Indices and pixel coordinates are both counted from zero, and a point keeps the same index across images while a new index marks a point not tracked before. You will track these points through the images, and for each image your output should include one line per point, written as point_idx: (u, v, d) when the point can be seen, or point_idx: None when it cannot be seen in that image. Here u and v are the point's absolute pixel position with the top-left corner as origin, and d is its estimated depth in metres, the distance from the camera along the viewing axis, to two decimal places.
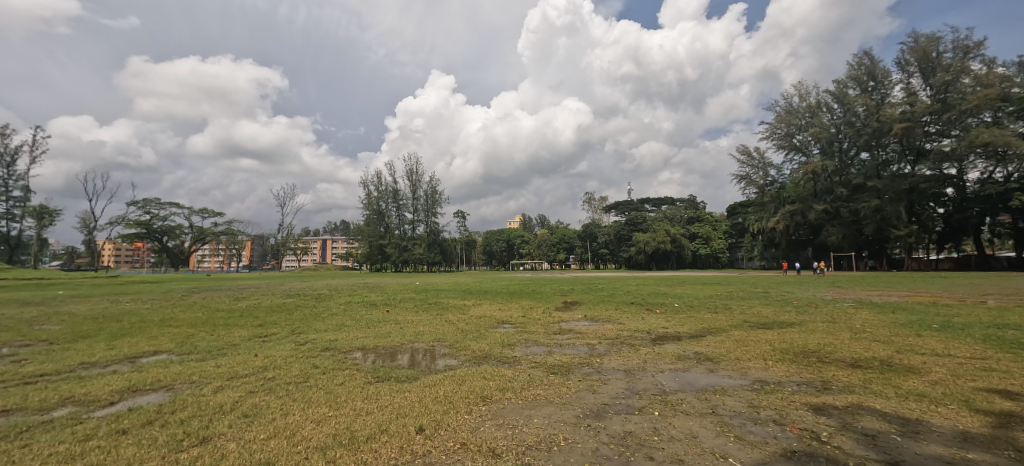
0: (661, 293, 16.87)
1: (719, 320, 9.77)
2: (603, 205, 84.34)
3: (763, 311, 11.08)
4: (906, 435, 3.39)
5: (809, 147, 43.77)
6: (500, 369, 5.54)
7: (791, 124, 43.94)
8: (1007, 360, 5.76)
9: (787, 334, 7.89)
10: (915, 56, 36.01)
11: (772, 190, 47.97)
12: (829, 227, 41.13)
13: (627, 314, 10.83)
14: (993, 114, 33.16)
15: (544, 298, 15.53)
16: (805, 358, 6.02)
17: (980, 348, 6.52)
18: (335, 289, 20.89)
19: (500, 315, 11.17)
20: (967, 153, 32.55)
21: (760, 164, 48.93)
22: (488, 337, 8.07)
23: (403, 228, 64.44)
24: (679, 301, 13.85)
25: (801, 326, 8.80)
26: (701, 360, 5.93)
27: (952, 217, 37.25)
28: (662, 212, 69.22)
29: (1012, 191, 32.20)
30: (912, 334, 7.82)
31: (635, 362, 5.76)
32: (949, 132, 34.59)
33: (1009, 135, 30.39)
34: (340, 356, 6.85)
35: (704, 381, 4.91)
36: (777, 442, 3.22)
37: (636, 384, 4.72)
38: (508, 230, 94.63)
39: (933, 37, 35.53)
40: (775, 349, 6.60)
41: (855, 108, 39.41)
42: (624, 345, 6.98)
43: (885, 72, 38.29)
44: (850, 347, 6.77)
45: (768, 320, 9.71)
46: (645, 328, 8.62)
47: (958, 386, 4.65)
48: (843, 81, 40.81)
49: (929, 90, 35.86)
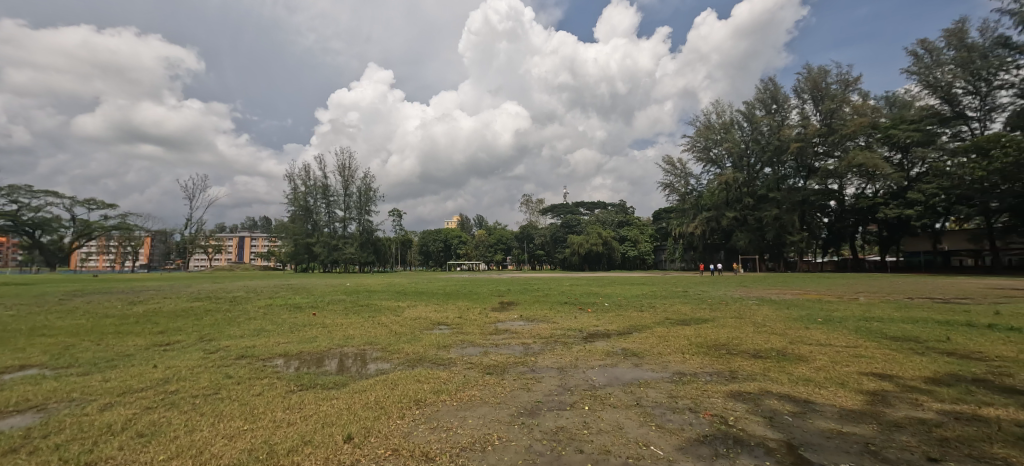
0: (591, 293, 17.70)
1: (644, 318, 10.42)
2: (539, 207, 86.38)
3: (682, 309, 12.03)
4: (796, 415, 3.88)
5: (723, 160, 48.11)
6: (434, 372, 5.43)
7: (709, 138, 48.26)
8: (872, 348, 6.79)
9: (701, 329, 8.65)
10: (808, 85, 41.08)
11: (692, 197, 52.30)
12: (739, 233, 45.72)
13: (560, 313, 11.22)
14: (866, 138, 38.84)
15: (480, 298, 15.60)
16: (716, 350, 6.65)
17: (852, 338, 7.63)
18: (253, 292, 19.29)
19: (434, 316, 11.00)
20: (846, 172, 37.94)
21: (681, 174, 53.24)
22: (422, 339, 7.93)
23: (333, 226, 61.13)
24: (608, 300, 14.63)
25: (713, 322, 9.65)
26: (627, 356, 6.28)
27: (834, 226, 43.05)
28: (595, 216, 72.46)
29: (878, 206, 38.04)
30: (802, 327, 8.93)
31: (567, 360, 5.96)
32: (833, 154, 40.01)
33: (877, 157, 35.75)
34: (258, 364, 6.33)
35: (630, 375, 5.22)
36: (692, 429, 3.51)
37: (568, 382, 4.89)
38: (445, 230, 93.52)
39: (821, 70, 40.83)
40: (691, 343, 7.20)
41: (761, 128, 44.18)
42: (557, 344, 7.18)
43: (784, 97, 43.17)
44: (752, 339, 7.59)
45: (685, 316, 10.54)
46: (578, 327, 8.96)
47: (837, 371, 5.41)
48: (751, 103, 45.52)
49: (818, 115, 41.12)
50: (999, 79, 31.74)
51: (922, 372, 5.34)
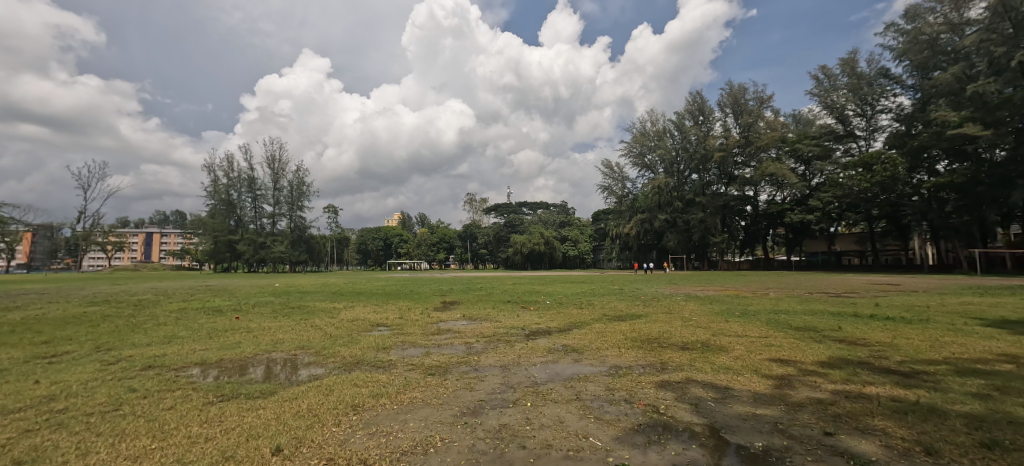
0: (533, 292, 18.00)
1: (583, 315, 10.81)
2: (483, 206, 86.34)
3: (618, 306, 12.64)
4: (718, 400, 4.24)
5: (656, 166, 51.17)
6: (373, 375, 5.24)
7: (644, 145, 51.10)
8: (781, 338, 7.58)
9: (636, 325, 9.13)
10: (730, 100, 44.84)
11: (627, 200, 55.10)
12: (669, 234, 48.97)
13: (503, 312, 11.32)
14: (777, 151, 43.19)
15: (422, 298, 15.29)
16: (649, 344, 7.06)
17: (764, 329, 8.46)
18: (164, 294, 17.37)
19: (373, 317, 10.62)
20: (760, 181, 41.98)
21: (618, 177, 55.88)
22: (360, 341, 7.61)
23: (260, 222, 56.81)
24: (550, 299, 14.99)
25: (646, 318, 10.23)
26: (567, 352, 6.47)
27: (749, 229, 47.44)
28: (537, 216, 73.82)
29: (786, 211, 42.54)
30: (723, 320, 9.76)
31: (510, 358, 6.02)
32: (750, 164, 44.09)
33: (785, 168, 39.91)
34: (169, 375, 5.71)
35: (570, 370, 5.39)
36: (627, 419, 3.70)
37: (511, 379, 4.94)
38: (385, 228, 90.44)
39: (741, 87, 44.76)
40: (627, 338, 7.59)
41: (689, 137, 47.54)
42: (500, 343, 7.23)
43: (710, 110, 46.78)
44: (680, 333, 8.15)
45: (621, 313, 11.08)
46: (520, 325, 9.09)
47: (753, 359, 5.96)
48: (681, 114, 48.79)
49: (737, 128, 45.02)
50: (881, 104, 36.79)
51: (819, 357, 6.07)
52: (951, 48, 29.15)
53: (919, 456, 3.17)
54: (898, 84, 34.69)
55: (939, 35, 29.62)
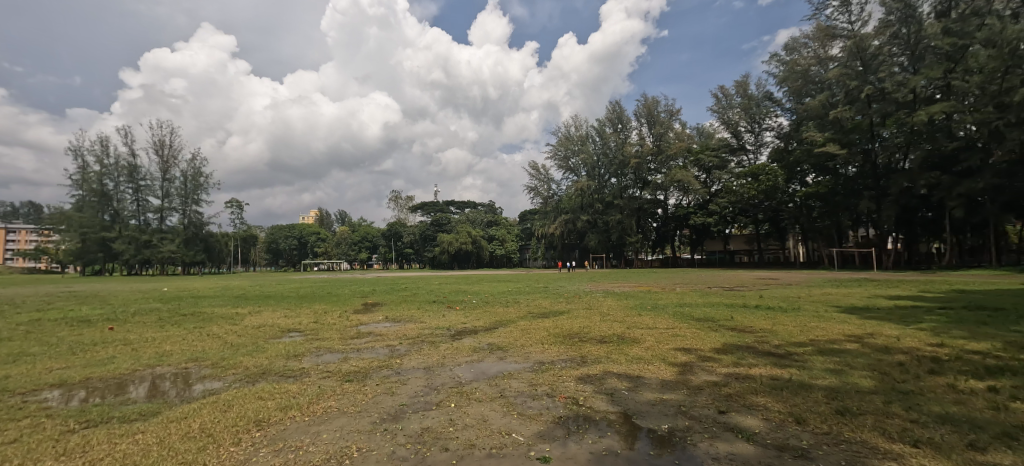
0: (459, 291, 17.85)
1: (509, 312, 10.97)
2: (409, 204, 83.80)
3: (542, 303, 13.01)
4: (631, 389, 4.55)
5: (579, 169, 53.60)
6: (282, 386, 4.82)
7: (568, 149, 53.25)
8: (686, 328, 8.34)
9: (559, 321, 9.47)
10: (644, 111, 48.32)
11: (552, 201, 57.08)
12: (590, 234, 51.63)
13: (428, 312, 11.10)
14: (684, 159, 47.46)
15: (340, 300, 14.43)
16: (570, 339, 7.37)
17: (672, 321, 9.26)
18: (10, 303, 14.39)
19: (284, 323, 9.78)
20: (669, 186, 45.89)
21: (544, 179, 57.68)
22: (267, 349, 6.97)
23: (144, 217, 49.55)
24: (475, 298, 14.98)
25: (568, 314, 10.68)
26: (492, 350, 6.52)
27: (660, 230, 51.62)
28: (465, 215, 73.42)
29: (691, 214, 46.98)
30: (637, 314, 10.51)
31: (434, 359, 5.91)
32: (661, 170, 47.98)
33: (690, 175, 44.05)
34: (15, 402, 4.73)
35: (495, 368, 5.42)
36: (549, 412, 3.82)
37: (435, 381, 4.84)
38: (300, 226, 83.92)
39: (654, 99, 48.46)
40: (550, 334, 7.86)
41: (609, 143, 50.46)
42: (424, 344, 7.07)
43: (627, 119, 49.96)
44: (599, 327, 8.62)
45: (544, 310, 11.44)
46: (445, 325, 8.97)
47: (661, 349, 6.50)
48: (602, 121, 51.57)
49: (651, 137, 48.68)
50: (766, 123, 42.14)
51: (715, 344, 6.79)
52: (819, 78, 34.23)
53: (792, 425, 3.67)
54: (779, 106, 40.00)
55: (810, 67, 34.24)
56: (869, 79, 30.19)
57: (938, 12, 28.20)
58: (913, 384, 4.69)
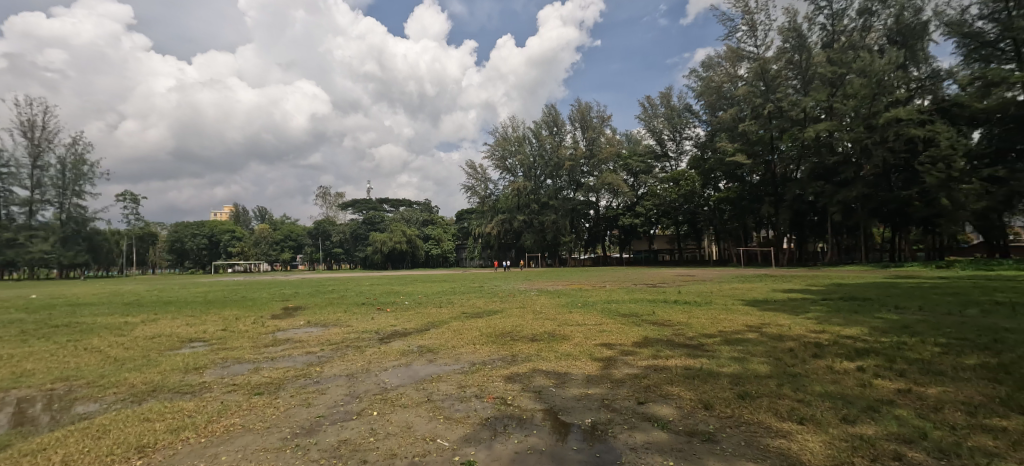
0: (391, 292, 17.23)
1: (442, 313, 10.79)
2: (338, 201, 79.43)
3: (476, 303, 12.97)
4: (557, 385, 4.68)
5: (516, 170, 54.31)
6: (176, 404, 4.29)
7: (505, 149, 53.72)
8: (611, 324, 8.76)
9: (492, 320, 9.50)
10: (578, 116, 50.07)
11: (489, 201, 57.32)
12: (526, 234, 52.60)
13: (355, 315, 10.56)
14: (614, 163, 49.90)
15: (257, 305, 13.27)
16: (502, 338, 7.41)
17: (600, 317, 9.67)
18: None
19: (186, 331, 8.75)
20: (600, 188, 48.00)
21: (481, 178, 57.71)
22: (162, 363, 6.18)
23: (6, 210, 41.94)
24: (409, 299, 14.53)
25: (501, 313, 10.75)
26: (422, 353, 6.36)
27: (592, 230, 53.84)
28: (399, 214, 71.15)
29: (620, 215, 49.60)
30: (568, 311, 10.85)
31: (358, 365, 5.62)
32: (594, 173, 50.09)
33: (620, 178, 46.45)
34: None
35: (423, 372, 5.29)
36: (475, 415, 3.79)
37: (358, 388, 4.60)
38: (212, 223, 76.09)
39: (587, 105, 50.40)
40: (482, 334, 7.84)
41: (545, 146, 51.60)
42: (349, 349, 6.72)
43: (562, 122, 51.47)
44: (531, 325, 8.77)
45: (479, 310, 11.39)
46: (373, 328, 8.60)
47: (588, 344, 6.76)
48: (538, 123, 52.62)
49: (584, 141, 50.56)
50: (686, 132, 45.66)
51: (637, 338, 7.21)
52: (730, 94, 37.72)
53: (700, 411, 3.98)
54: (697, 118, 43.50)
55: (722, 84, 37.61)
56: (771, 97, 33.86)
57: (824, 42, 32.34)
58: (799, 368, 5.33)
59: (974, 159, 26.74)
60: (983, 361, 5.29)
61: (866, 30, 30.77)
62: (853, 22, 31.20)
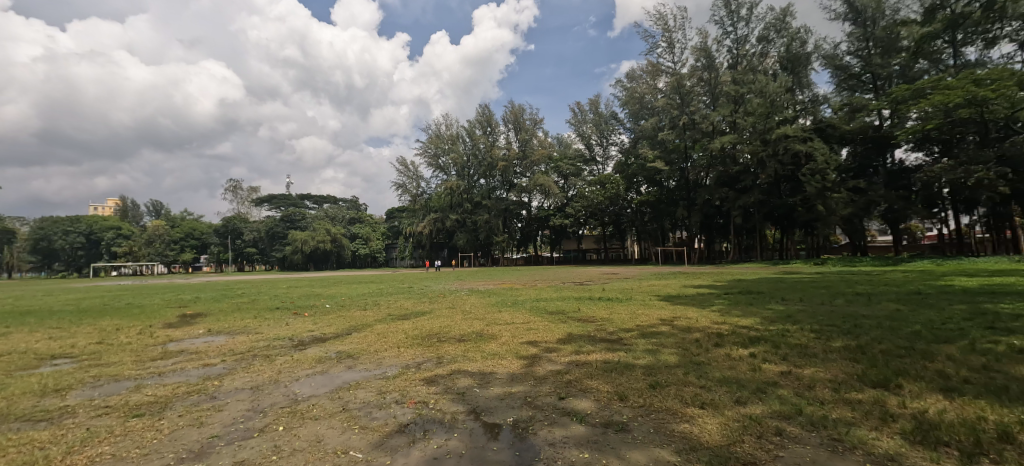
0: (311, 295, 16.08)
1: (366, 316, 10.29)
2: (252, 196, 72.69)
3: (404, 304, 12.55)
4: (482, 385, 4.67)
5: (449, 168, 53.68)
6: (26, 436, 3.60)
7: (438, 147, 52.85)
8: (539, 322, 8.96)
9: (419, 322, 9.26)
10: (511, 117, 50.65)
11: (421, 199, 56.18)
12: (459, 234, 52.20)
13: (267, 321, 9.69)
14: (546, 165, 51.20)
15: (147, 312, 11.66)
16: (428, 340, 7.25)
17: (528, 316, 9.85)
18: None
19: (48, 347, 7.41)
20: (532, 189, 48.98)
21: (413, 176, 56.29)
22: (12, 387, 5.18)
23: None
24: (330, 302, 13.68)
25: (430, 314, 10.52)
26: (340, 359, 6.02)
27: (524, 230, 54.80)
28: (323, 211, 66.90)
29: (551, 216, 51.09)
30: (497, 311, 10.91)
31: (266, 376, 5.17)
32: (526, 174, 50.98)
33: (551, 180, 47.77)
34: None
35: (340, 379, 4.99)
36: (394, 421, 3.65)
37: (263, 402, 4.22)
38: (93, 219, 65.78)
39: (520, 107, 51.20)
40: (408, 336, 7.61)
41: (478, 145, 51.45)
42: (256, 358, 6.15)
43: (496, 123, 51.72)
44: (459, 325, 8.68)
45: (406, 311, 11.05)
46: (286, 334, 7.95)
47: (514, 343, 6.84)
48: (472, 123, 52.37)
49: (516, 142, 51.23)
50: (612, 138, 48.20)
51: (562, 335, 7.44)
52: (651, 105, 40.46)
53: (616, 403, 4.20)
54: (622, 125, 46.11)
55: (644, 96, 40.33)
56: (686, 110, 36.90)
57: (730, 63, 35.91)
58: (703, 356, 5.86)
59: (843, 172, 31.42)
60: (845, 343, 6.21)
61: (763, 55, 34.70)
62: (753, 48, 35.01)
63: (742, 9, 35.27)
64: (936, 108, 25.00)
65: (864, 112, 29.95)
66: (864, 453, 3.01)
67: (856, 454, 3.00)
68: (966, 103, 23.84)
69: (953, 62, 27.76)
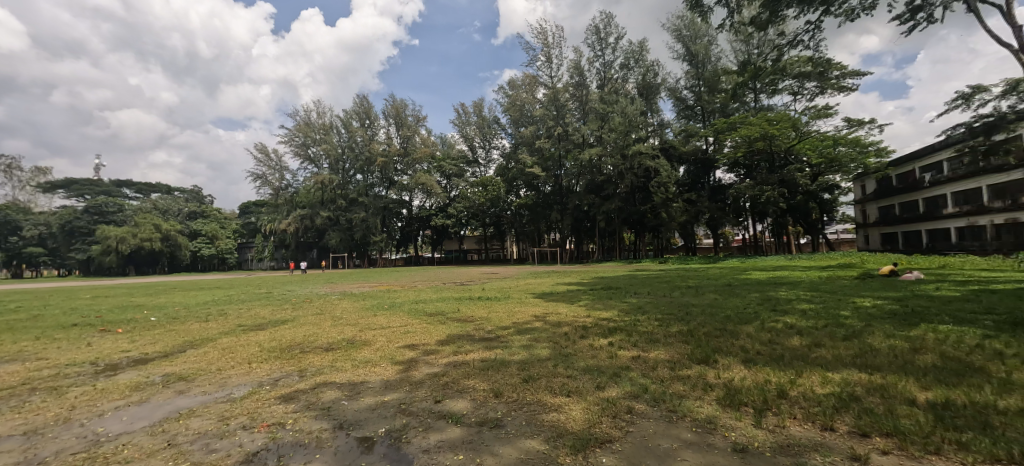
0: (130, 307, 13.00)
1: (208, 329, 8.73)
2: (41, 180, 56.11)
3: (260, 313, 11.01)
4: (351, 398, 4.30)
5: (320, 161, 49.14)
6: None
7: (307, 136, 47.87)
8: (416, 324, 8.70)
9: (277, 332, 8.21)
10: (393, 112, 48.48)
11: (287, 193, 51.18)
12: (331, 232, 47.99)
13: (57, 343, 7.52)
14: (429, 164, 50.17)
15: None
16: (288, 352, 6.45)
17: (405, 319, 9.49)
18: None
19: None
20: (414, 188, 47.66)
21: (275, 167, 50.17)
22: None
23: None
24: (158, 314, 11.24)
25: (292, 322, 9.44)
26: (168, 383, 4.97)
27: (405, 229, 52.84)
28: (152, 202, 55.15)
29: (432, 216, 50.31)
30: (371, 314, 10.31)
31: (51, 416, 3.98)
32: (407, 172, 49.33)
33: (433, 179, 46.97)
34: None
35: (166, 408, 4.12)
36: (239, 451, 3.14)
37: (43, 450, 3.22)
38: None
39: (402, 102, 49.26)
40: (262, 349, 6.67)
41: (355, 138, 47.90)
42: (36, 394, 4.70)
43: (375, 116, 48.81)
44: (326, 333, 7.93)
45: (263, 320, 9.69)
46: (87, 358, 6.27)
47: (389, 348, 6.51)
48: (348, 113, 48.65)
49: (398, 138, 49.16)
50: (494, 142, 49.58)
51: (440, 336, 7.34)
52: (531, 114, 42.71)
53: (491, 400, 4.28)
54: (504, 131, 47.75)
55: (525, 104, 42.58)
56: (560, 121, 39.81)
57: (598, 84, 39.91)
58: (570, 348, 6.35)
59: (681, 185, 37.49)
60: (680, 329, 7.35)
61: (625, 80, 39.36)
62: (616, 73, 39.47)
63: (609, 37, 39.50)
64: (744, 139, 31.48)
65: (696, 137, 36.15)
66: (692, 420, 3.57)
67: (686, 422, 3.55)
68: (761, 137, 30.71)
69: (755, 105, 35.26)
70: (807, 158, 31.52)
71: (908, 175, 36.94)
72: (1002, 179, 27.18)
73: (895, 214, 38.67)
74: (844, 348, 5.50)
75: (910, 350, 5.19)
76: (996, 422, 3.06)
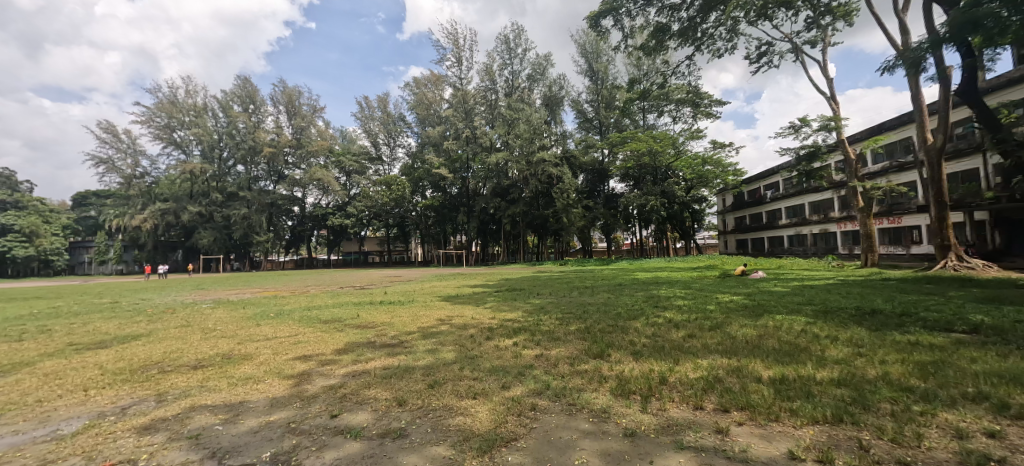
0: None
1: (22, 350, 6.90)
2: None
3: (104, 327, 9.10)
4: (226, 421, 3.76)
5: (190, 146, 42.54)
6: None
7: (173, 117, 40.92)
8: (309, 333, 7.93)
9: (127, 350, 6.83)
10: (284, 99, 43.87)
11: (141, 183, 43.11)
12: (202, 231, 41.70)
13: None
14: (325, 159, 46.41)
15: None
16: (143, 373, 5.41)
17: (296, 327, 8.61)
18: None
19: None
20: (308, 183, 43.63)
21: (128, 150, 42.13)
22: None
23: None
24: None
25: (149, 337, 7.96)
26: None
27: (296, 229, 48.15)
28: None
29: (328, 215, 46.69)
30: (254, 324, 9.15)
31: None
32: (300, 166, 45.01)
33: (330, 175, 43.54)
34: None
35: None
36: None
37: None
38: None
39: (295, 90, 44.80)
40: (105, 372, 5.49)
41: (236, 124, 42.26)
42: None
43: (261, 102, 43.58)
44: (196, 348, 6.83)
45: (105, 337, 7.97)
46: None
47: (276, 362, 5.83)
48: (228, 95, 42.83)
49: (289, 128, 44.63)
50: (399, 140, 47.82)
51: (337, 345, 6.80)
52: (439, 113, 42.12)
53: (394, 409, 4.08)
54: (410, 129, 46.37)
55: (433, 103, 41.71)
56: (469, 124, 39.86)
57: (506, 91, 40.94)
58: (476, 350, 6.36)
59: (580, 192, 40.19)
60: (579, 326, 7.83)
61: (531, 90, 40.88)
62: (524, 83, 40.87)
63: (517, 47, 40.78)
64: (633, 153, 34.89)
65: (594, 149, 39.09)
66: (589, 411, 3.80)
67: (583, 413, 3.78)
68: (648, 152, 34.33)
69: (643, 123, 39.27)
70: (682, 174, 35.93)
71: (755, 192, 44.32)
72: (818, 197, 34.06)
73: (746, 223, 46.13)
74: (709, 337, 6.38)
75: (757, 337, 6.20)
76: (816, 389, 3.81)
